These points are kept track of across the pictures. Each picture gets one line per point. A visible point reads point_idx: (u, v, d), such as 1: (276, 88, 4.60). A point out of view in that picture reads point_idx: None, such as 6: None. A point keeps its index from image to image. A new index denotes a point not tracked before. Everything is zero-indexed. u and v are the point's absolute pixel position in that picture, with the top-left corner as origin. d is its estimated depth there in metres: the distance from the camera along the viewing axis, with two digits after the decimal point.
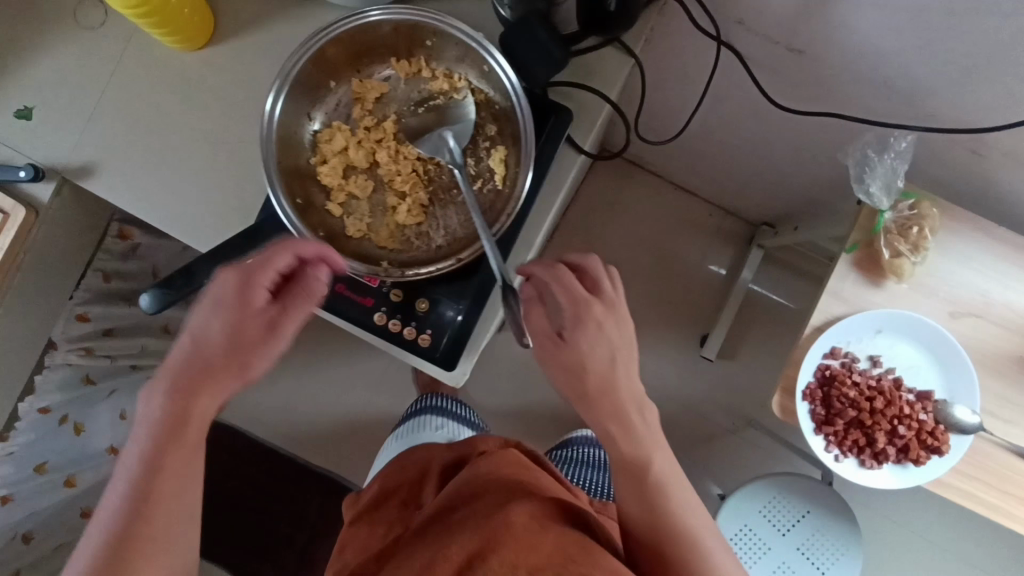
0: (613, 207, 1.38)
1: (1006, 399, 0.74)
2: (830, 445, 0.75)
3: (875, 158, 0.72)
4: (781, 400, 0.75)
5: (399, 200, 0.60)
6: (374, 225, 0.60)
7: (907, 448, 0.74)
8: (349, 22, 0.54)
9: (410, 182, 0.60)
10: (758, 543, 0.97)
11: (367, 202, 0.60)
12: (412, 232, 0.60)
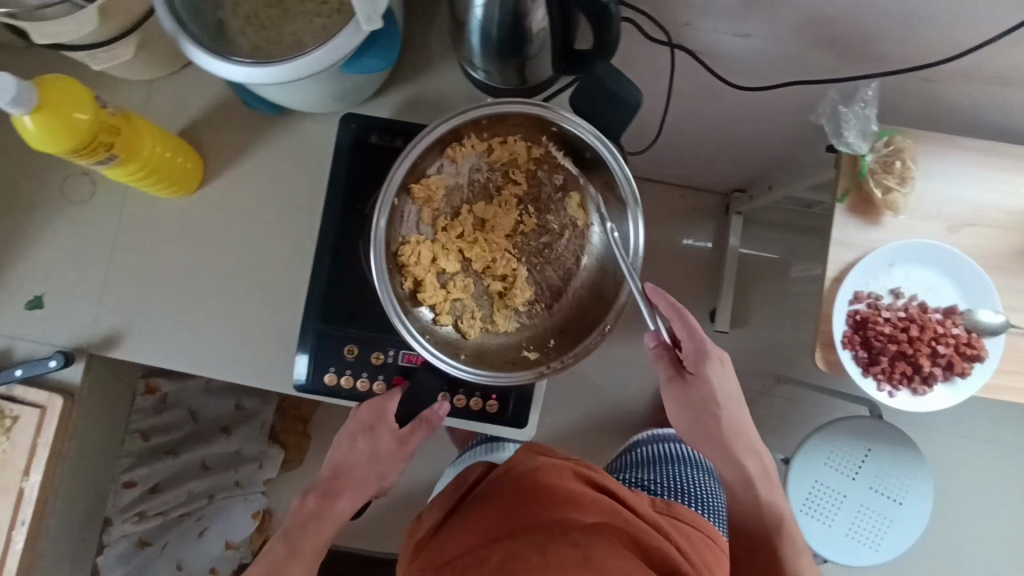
0: None
1: (1015, 293, 0.80)
2: (882, 383, 0.77)
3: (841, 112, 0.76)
4: (822, 355, 0.78)
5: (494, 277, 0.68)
6: (479, 302, 0.68)
7: (949, 365, 0.77)
8: (426, 140, 0.61)
9: (502, 262, 0.68)
10: (833, 494, 1.00)
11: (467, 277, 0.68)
12: (518, 303, 0.68)
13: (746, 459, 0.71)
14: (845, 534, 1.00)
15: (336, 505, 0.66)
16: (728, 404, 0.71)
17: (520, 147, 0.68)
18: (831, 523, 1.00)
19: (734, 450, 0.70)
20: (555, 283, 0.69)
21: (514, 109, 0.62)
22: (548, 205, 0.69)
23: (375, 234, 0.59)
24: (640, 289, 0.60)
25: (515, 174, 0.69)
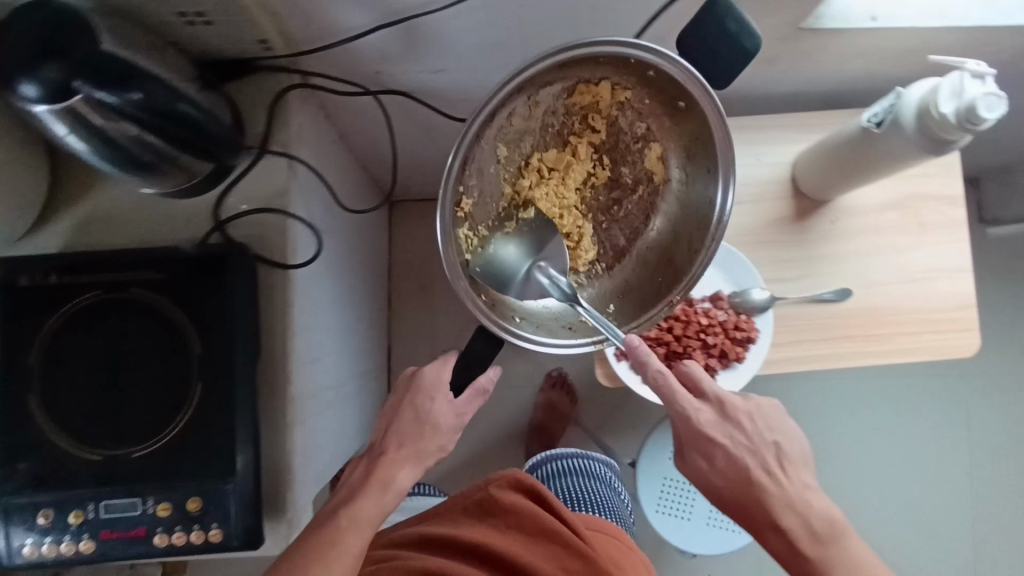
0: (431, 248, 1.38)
1: (778, 262, 0.80)
2: (664, 385, 0.76)
3: None
4: (602, 369, 0.79)
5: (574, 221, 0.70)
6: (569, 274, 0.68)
7: (725, 352, 0.76)
8: (546, 63, 0.51)
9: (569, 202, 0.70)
10: (686, 486, 1.01)
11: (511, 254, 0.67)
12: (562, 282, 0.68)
13: (782, 518, 0.64)
14: (707, 522, 1.00)
15: (385, 464, 0.65)
16: (742, 483, 0.65)
17: (584, 91, 0.63)
18: (689, 516, 1.00)
19: (764, 520, 0.65)
20: (620, 242, 0.71)
21: (694, 83, 0.55)
22: (624, 156, 0.69)
23: (446, 193, 0.54)
24: (727, 215, 0.62)
25: (595, 117, 0.67)
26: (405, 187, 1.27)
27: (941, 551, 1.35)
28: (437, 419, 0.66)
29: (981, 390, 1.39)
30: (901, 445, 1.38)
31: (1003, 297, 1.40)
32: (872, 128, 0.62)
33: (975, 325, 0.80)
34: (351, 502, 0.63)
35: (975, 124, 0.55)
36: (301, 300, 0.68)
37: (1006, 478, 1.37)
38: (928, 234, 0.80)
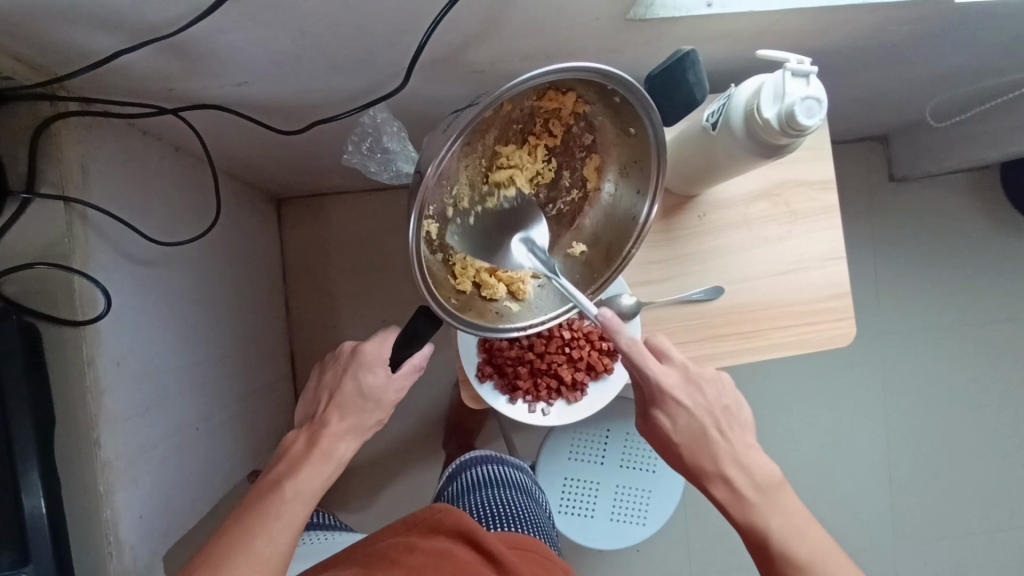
0: (328, 248, 1.30)
1: (647, 263, 0.76)
2: (531, 404, 0.72)
3: (390, 141, 0.64)
4: (467, 392, 0.72)
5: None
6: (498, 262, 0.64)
7: (593, 365, 0.72)
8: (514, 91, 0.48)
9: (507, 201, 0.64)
10: (587, 484, 0.99)
11: None
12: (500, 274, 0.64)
13: (728, 472, 0.62)
14: (611, 519, 0.98)
15: (329, 433, 0.65)
16: (695, 438, 0.63)
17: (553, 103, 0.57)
18: (592, 514, 0.98)
19: (712, 471, 0.63)
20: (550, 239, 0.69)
21: (652, 109, 0.54)
22: (569, 160, 0.64)
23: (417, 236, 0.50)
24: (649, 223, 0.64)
25: (555, 122, 0.60)
26: (287, 188, 1.19)
27: (859, 510, 1.38)
28: (375, 391, 0.67)
29: (898, 349, 1.39)
30: (821, 410, 1.38)
31: (916, 256, 1.39)
32: (710, 129, 0.63)
33: (852, 313, 0.77)
34: (293, 473, 0.63)
35: (798, 129, 0.55)
36: (110, 354, 0.61)
37: (921, 433, 1.40)
38: (800, 223, 0.77)
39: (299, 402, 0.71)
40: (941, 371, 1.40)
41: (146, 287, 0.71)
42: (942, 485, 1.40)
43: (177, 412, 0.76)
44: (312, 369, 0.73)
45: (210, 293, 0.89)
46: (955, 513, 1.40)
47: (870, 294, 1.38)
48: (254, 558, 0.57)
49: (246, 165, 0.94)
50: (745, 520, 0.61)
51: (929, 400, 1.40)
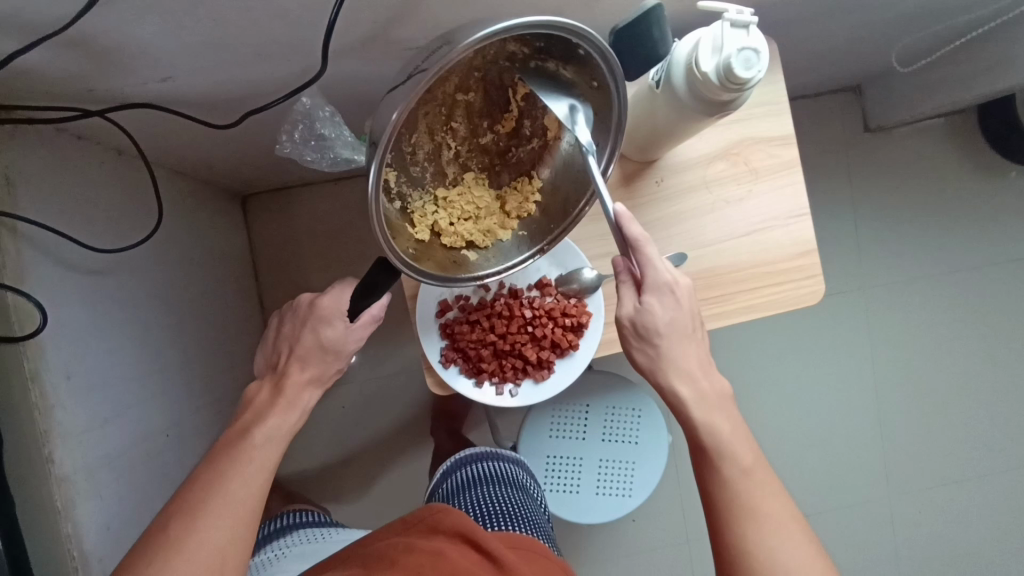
0: (297, 242, 1.28)
1: (606, 234, 0.74)
2: (498, 385, 0.70)
3: (325, 128, 0.63)
4: (431, 379, 0.71)
5: (467, 158, 0.63)
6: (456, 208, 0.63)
7: (557, 342, 0.71)
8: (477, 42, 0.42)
9: (465, 147, 0.62)
10: (570, 460, 0.98)
11: (412, 183, 0.60)
12: (460, 225, 0.63)
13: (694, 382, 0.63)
14: (596, 492, 0.98)
15: (293, 381, 0.64)
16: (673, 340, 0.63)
17: (511, 50, 0.51)
18: (577, 489, 0.97)
19: (681, 369, 0.63)
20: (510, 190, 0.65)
21: (616, 64, 0.49)
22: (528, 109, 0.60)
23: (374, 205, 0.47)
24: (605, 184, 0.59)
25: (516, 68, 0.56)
26: (249, 184, 1.16)
27: (851, 463, 1.38)
28: (337, 341, 0.66)
29: (882, 300, 1.38)
30: (807, 367, 1.37)
31: (895, 205, 1.37)
32: (656, 86, 0.61)
33: (820, 269, 0.75)
34: (260, 419, 0.62)
35: (735, 83, 0.53)
36: (58, 369, 0.60)
37: (911, 383, 1.39)
38: (761, 180, 0.75)
39: (258, 353, 0.71)
40: (927, 319, 1.38)
41: (96, 298, 0.69)
42: (935, 433, 1.39)
43: (141, 421, 0.75)
44: (270, 321, 0.71)
45: (170, 296, 0.87)
46: (950, 460, 1.39)
47: (851, 247, 1.37)
48: (229, 503, 0.55)
49: (197, 165, 0.91)
50: (699, 417, 0.62)
51: (916, 350, 1.39)
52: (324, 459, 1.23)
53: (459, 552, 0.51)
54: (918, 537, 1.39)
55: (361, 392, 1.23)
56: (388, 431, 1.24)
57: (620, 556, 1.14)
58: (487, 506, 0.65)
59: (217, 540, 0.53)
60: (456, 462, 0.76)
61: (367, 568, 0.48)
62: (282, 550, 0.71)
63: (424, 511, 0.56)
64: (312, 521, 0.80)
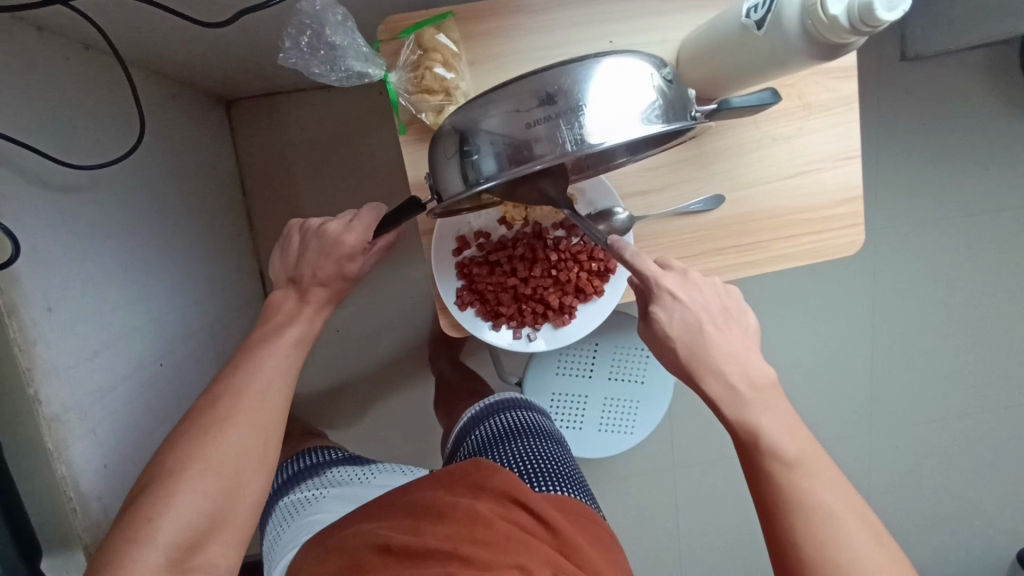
0: (287, 155, 1.18)
1: (641, 170, 0.68)
2: (516, 330, 0.67)
3: (334, 35, 0.54)
4: (446, 320, 0.66)
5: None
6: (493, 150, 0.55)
7: (581, 288, 0.66)
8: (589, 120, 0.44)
9: None
10: (575, 397, 0.97)
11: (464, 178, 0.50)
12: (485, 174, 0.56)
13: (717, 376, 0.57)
14: (599, 429, 0.98)
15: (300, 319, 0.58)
16: (691, 336, 0.58)
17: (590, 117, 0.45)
18: (580, 426, 0.97)
19: (706, 365, 0.57)
20: None
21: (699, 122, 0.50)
22: None
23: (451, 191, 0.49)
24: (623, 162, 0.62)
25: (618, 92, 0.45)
26: (232, 88, 1.04)
27: (841, 400, 1.41)
28: (359, 271, 0.60)
29: (893, 242, 1.34)
30: (811, 307, 1.35)
31: (919, 141, 1.30)
32: (755, 30, 0.50)
33: (863, 218, 0.71)
34: (292, 321, 0.57)
35: (871, 27, 0.42)
36: (36, 301, 0.54)
37: (910, 326, 1.39)
38: (812, 117, 0.69)
39: (273, 255, 0.62)
40: (935, 262, 1.36)
41: (73, 218, 0.62)
42: (926, 374, 1.41)
43: (132, 353, 0.70)
44: (286, 227, 0.61)
45: (152, 216, 0.79)
46: (936, 399, 1.43)
47: (869, 185, 1.31)
48: (252, 415, 0.50)
49: (174, 66, 0.80)
50: (734, 414, 0.56)
51: (922, 292, 1.37)
52: (320, 382, 1.21)
53: (506, 518, 0.43)
54: (895, 469, 1.45)
55: (357, 317, 1.19)
56: (386, 357, 1.21)
57: (616, 484, 1.17)
58: (527, 459, 0.56)
59: (243, 450, 0.49)
60: (487, 409, 0.69)
61: (413, 528, 0.42)
62: (321, 492, 0.61)
63: (469, 466, 0.48)
64: (348, 458, 0.70)
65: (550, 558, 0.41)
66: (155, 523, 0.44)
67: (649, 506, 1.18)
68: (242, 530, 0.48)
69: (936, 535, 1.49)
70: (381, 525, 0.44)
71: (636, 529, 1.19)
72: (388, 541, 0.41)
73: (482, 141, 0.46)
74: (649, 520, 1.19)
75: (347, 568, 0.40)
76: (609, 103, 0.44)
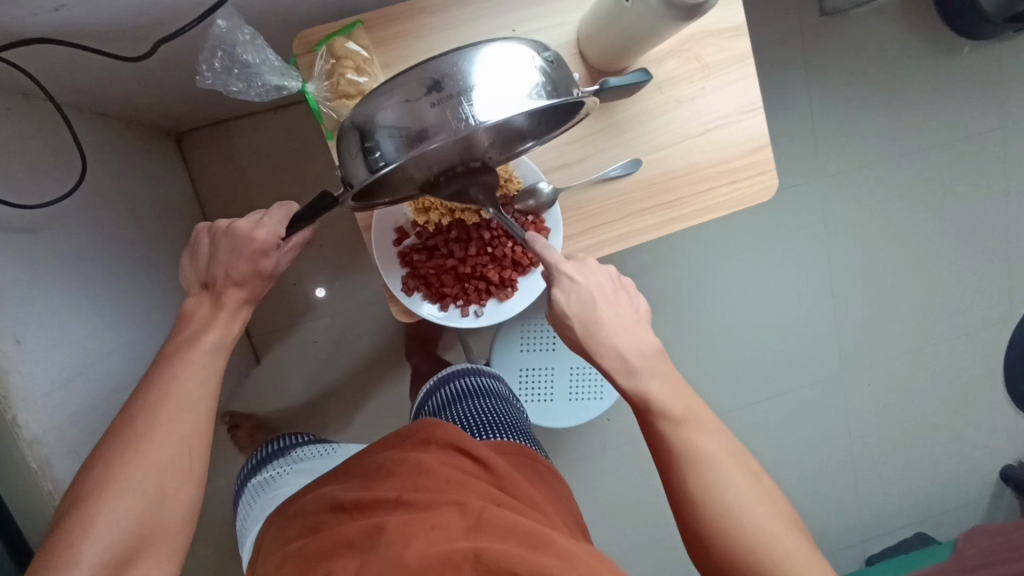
0: (243, 179, 1.22)
1: (559, 146, 0.73)
2: (464, 308, 0.71)
3: (247, 54, 0.59)
4: (396, 307, 0.71)
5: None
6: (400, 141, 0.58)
7: (518, 262, 0.71)
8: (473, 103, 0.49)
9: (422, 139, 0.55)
10: (541, 370, 1.02)
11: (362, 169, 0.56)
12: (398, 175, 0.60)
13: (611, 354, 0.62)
14: (570, 399, 1.02)
15: (222, 302, 0.62)
16: (586, 314, 0.62)
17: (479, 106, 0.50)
18: (551, 397, 1.01)
19: (603, 340, 0.62)
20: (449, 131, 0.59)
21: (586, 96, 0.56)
22: None
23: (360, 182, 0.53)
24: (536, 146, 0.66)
25: None
26: (179, 120, 1.08)
27: (813, 346, 1.45)
28: (271, 268, 0.64)
29: (839, 189, 1.39)
30: (772, 262, 1.39)
31: (848, 90, 1.36)
32: (625, 3, 0.57)
33: (773, 164, 0.76)
34: (206, 328, 0.60)
35: None
36: (5, 334, 0.58)
37: (866, 267, 1.44)
38: (712, 78, 0.74)
39: (182, 265, 0.65)
40: (880, 203, 1.41)
41: (31, 256, 0.65)
42: (888, 312, 1.46)
43: (105, 379, 0.74)
44: (197, 231, 0.64)
45: (113, 249, 0.83)
46: (901, 334, 1.48)
47: (807, 138, 1.36)
48: (164, 436, 0.54)
49: (118, 103, 0.84)
50: (623, 384, 0.61)
51: (872, 234, 1.42)
52: (304, 394, 1.24)
53: (448, 462, 0.48)
54: (873, 407, 1.50)
55: (329, 325, 1.23)
56: (365, 360, 1.25)
57: (599, 452, 1.22)
58: (475, 418, 0.63)
59: (154, 475, 0.52)
60: (440, 378, 0.74)
61: (365, 484, 0.48)
62: (284, 470, 0.67)
63: (418, 425, 0.54)
64: (308, 438, 0.76)
65: (486, 493, 0.46)
66: (78, 546, 0.49)
67: (635, 470, 1.23)
68: (175, 543, 0.54)
69: (919, 465, 1.54)
70: (337, 486, 0.49)
71: (625, 493, 1.23)
72: (341, 498, 0.46)
73: (380, 136, 0.50)
74: (637, 483, 1.23)
75: (306, 528, 0.45)
76: (487, 84, 0.49)
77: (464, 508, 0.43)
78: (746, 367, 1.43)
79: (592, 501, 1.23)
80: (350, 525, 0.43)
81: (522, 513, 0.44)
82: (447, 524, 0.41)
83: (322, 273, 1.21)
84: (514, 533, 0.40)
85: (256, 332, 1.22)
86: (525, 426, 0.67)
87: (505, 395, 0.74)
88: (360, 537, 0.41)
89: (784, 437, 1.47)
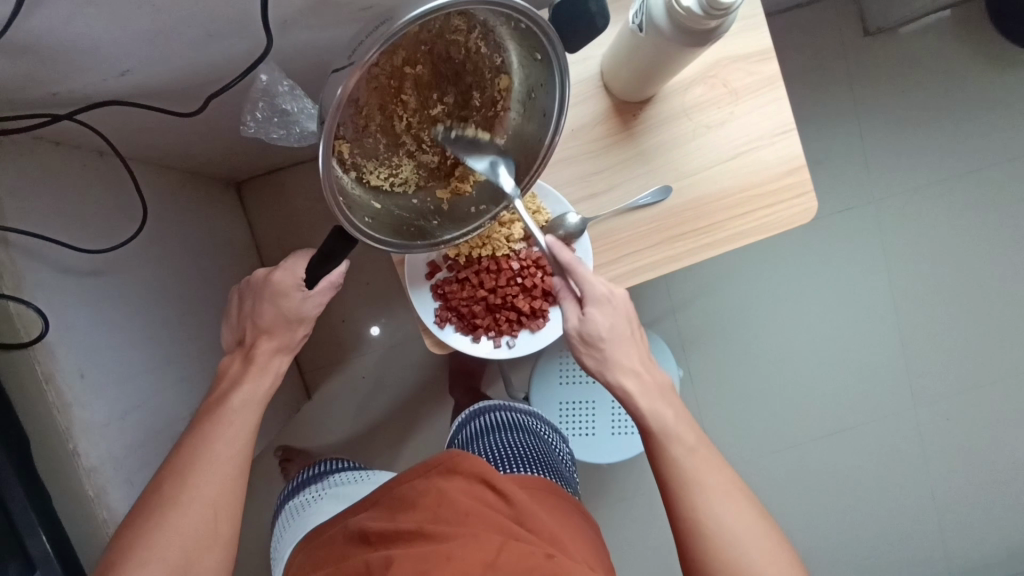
0: (295, 223, 1.29)
1: (588, 176, 0.74)
2: (496, 339, 0.72)
3: (287, 103, 0.64)
4: (429, 339, 0.72)
5: (419, 129, 0.63)
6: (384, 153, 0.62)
7: (548, 291, 0.72)
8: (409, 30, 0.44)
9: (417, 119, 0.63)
10: (582, 403, 1.00)
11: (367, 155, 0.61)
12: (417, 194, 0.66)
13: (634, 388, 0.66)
14: (613, 433, 0.99)
15: (261, 350, 0.66)
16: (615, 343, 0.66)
17: (458, 23, 0.55)
18: (593, 431, 0.99)
19: (625, 366, 0.66)
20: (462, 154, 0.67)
21: (553, 34, 0.50)
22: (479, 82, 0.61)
23: (331, 117, 0.47)
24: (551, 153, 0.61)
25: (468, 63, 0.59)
26: (237, 170, 1.16)
27: (882, 379, 1.35)
28: (295, 311, 0.65)
29: (899, 210, 1.31)
30: (827, 290, 1.32)
31: (903, 108, 1.29)
32: (638, 33, 0.59)
33: (811, 185, 0.73)
34: (237, 385, 0.64)
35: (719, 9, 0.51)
36: (70, 370, 0.63)
37: (935, 294, 1.34)
38: (739, 102, 0.73)
39: (224, 328, 0.70)
40: (946, 224, 1.32)
41: (97, 297, 0.71)
42: (964, 341, 1.35)
43: (161, 411, 0.78)
44: (231, 294, 0.70)
45: (174, 288, 0.89)
46: (980, 365, 1.35)
47: (859, 160, 1.30)
48: (195, 502, 0.57)
49: (182, 157, 0.91)
50: (643, 406, 0.65)
51: (939, 257, 1.33)
52: (351, 428, 1.27)
53: (471, 495, 0.55)
54: (954, 446, 1.36)
55: (373, 362, 1.26)
56: (409, 395, 1.27)
57: (646, 488, 1.17)
58: (505, 451, 0.67)
59: (179, 545, 0.55)
60: (471, 413, 0.79)
61: (393, 513, 0.55)
62: (321, 493, 0.75)
63: (444, 455, 0.60)
64: (346, 466, 0.83)
65: (500, 524, 0.52)
66: None
67: None
68: None
69: (1011, 509, 1.39)
70: (367, 515, 0.56)
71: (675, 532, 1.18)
72: (370, 528, 0.53)
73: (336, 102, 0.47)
74: None
75: (344, 552, 0.53)
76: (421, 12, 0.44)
77: (480, 540, 0.49)
78: (805, 401, 1.34)
79: (640, 540, 1.18)
80: (378, 549, 0.51)
81: (533, 542, 0.50)
82: (460, 560, 0.47)
83: (367, 310, 1.25)
84: (522, 566, 0.46)
85: (306, 368, 1.26)
86: (552, 460, 0.70)
87: (538, 429, 0.77)
88: (384, 561, 0.48)
89: (853, 476, 1.36)
